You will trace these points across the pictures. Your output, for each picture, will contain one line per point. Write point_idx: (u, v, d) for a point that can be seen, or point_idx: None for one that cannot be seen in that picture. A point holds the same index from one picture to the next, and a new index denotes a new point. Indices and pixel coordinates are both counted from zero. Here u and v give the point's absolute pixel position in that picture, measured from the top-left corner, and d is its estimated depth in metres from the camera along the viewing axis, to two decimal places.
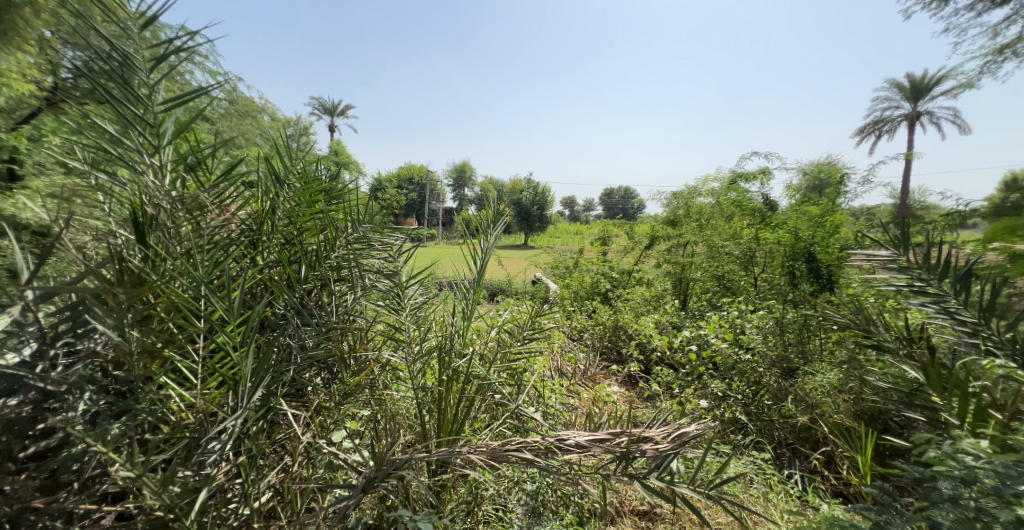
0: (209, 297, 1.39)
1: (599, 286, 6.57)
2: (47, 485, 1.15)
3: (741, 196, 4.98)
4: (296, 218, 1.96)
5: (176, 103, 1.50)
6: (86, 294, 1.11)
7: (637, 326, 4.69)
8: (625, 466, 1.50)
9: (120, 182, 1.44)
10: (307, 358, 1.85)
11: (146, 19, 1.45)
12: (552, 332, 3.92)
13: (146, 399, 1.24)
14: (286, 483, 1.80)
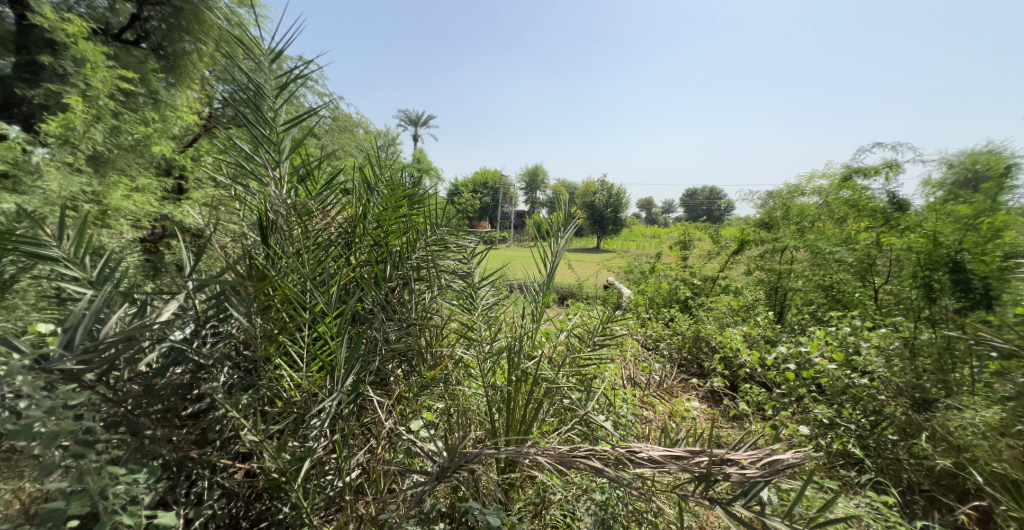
0: (313, 293, 1.69)
1: (677, 293, 6.16)
2: (199, 441, 1.47)
3: (858, 197, 4.25)
4: (384, 222, 2.10)
5: (293, 123, 1.78)
6: (227, 286, 1.48)
7: (720, 338, 4.30)
8: (705, 489, 1.35)
9: (250, 192, 1.75)
10: (389, 350, 1.93)
11: (275, 54, 1.73)
12: (624, 338, 3.77)
13: (266, 376, 1.58)
14: (371, 465, 1.93)
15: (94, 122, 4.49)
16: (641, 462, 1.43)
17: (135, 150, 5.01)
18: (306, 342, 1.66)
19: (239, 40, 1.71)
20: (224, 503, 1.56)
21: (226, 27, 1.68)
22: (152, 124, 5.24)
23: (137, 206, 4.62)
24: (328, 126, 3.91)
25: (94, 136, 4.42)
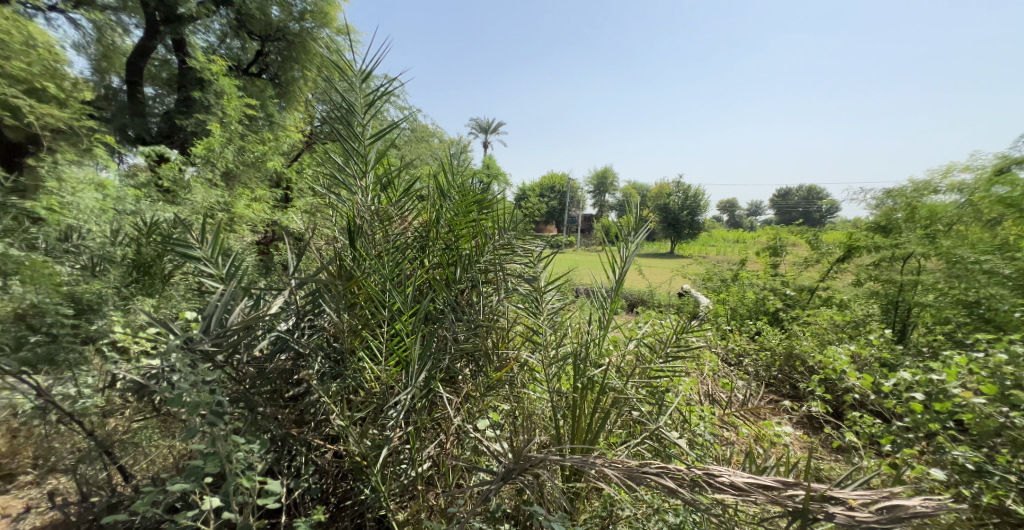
0: (392, 294, 1.86)
1: (766, 304, 5.54)
2: (297, 420, 1.85)
3: (1020, 193, 3.55)
4: (455, 227, 2.06)
5: (378, 137, 1.94)
6: (320, 286, 1.79)
7: (820, 358, 3.77)
8: (800, 527, 1.22)
9: (341, 200, 1.97)
10: (458, 350, 1.96)
11: (365, 74, 1.90)
12: (704, 351, 3.47)
13: (351, 368, 1.82)
14: (440, 457, 1.96)
15: (226, 144, 5.49)
16: (721, 488, 1.30)
17: (255, 166, 5.91)
18: (384, 335, 1.84)
19: (337, 66, 1.92)
20: (317, 478, 1.91)
21: (327, 54, 1.89)
22: (269, 143, 6.20)
23: (256, 214, 5.36)
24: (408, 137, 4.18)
25: (227, 155, 5.40)
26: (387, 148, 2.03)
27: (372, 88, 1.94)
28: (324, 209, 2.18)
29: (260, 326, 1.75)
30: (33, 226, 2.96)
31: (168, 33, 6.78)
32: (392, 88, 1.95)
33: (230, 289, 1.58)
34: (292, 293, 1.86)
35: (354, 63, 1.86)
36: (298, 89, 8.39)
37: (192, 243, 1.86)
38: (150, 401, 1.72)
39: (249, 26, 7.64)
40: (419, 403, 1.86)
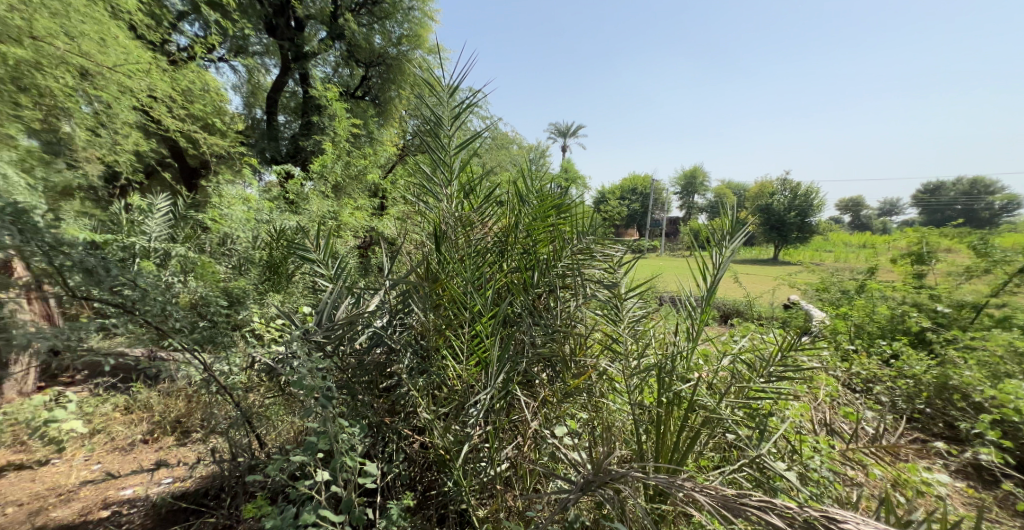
0: (473, 298, 1.89)
1: (907, 322, 4.44)
2: (389, 409, 2.00)
3: None
4: (533, 231, 2.06)
5: (462, 146, 1.98)
6: (409, 287, 1.90)
7: (999, 392, 3.03)
8: None
9: (428, 207, 2.06)
10: (536, 355, 1.92)
11: (452, 87, 1.96)
12: (814, 374, 2.85)
13: (435, 364, 1.92)
14: (519, 460, 1.93)
15: (337, 160, 6.35)
16: None
17: (358, 178, 6.70)
18: (465, 334, 1.87)
19: (427, 82, 2.01)
20: (407, 466, 2.04)
21: (422, 72, 1.99)
22: (369, 158, 6.99)
23: (359, 221, 5.84)
24: (494, 143, 4.27)
25: (337, 170, 6.22)
26: (471, 155, 2.07)
27: (459, 101, 2.00)
28: (414, 216, 2.29)
29: (357, 323, 1.91)
30: (199, 234, 3.61)
31: (296, 68, 8.30)
32: (476, 99, 1.99)
33: (336, 289, 1.87)
34: (387, 292, 1.98)
35: (442, 79, 1.93)
36: (395, 107, 9.51)
37: (309, 246, 2.12)
38: (280, 380, 1.99)
39: (356, 56, 8.88)
40: (498, 404, 1.88)
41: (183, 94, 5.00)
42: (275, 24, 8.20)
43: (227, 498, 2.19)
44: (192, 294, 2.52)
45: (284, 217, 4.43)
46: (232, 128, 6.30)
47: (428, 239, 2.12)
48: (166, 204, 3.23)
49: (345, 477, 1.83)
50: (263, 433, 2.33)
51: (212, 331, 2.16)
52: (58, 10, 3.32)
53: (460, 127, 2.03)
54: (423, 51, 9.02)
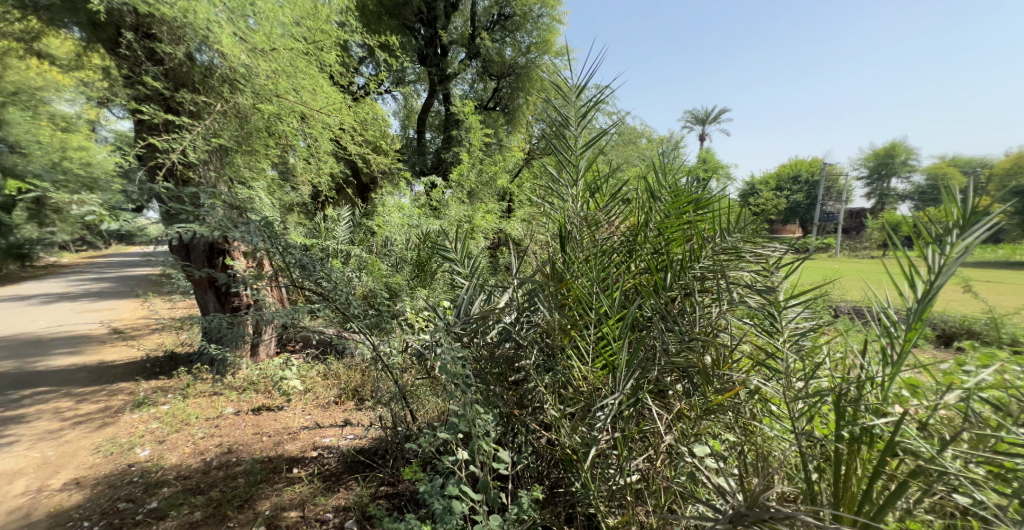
0: (598, 298, 1.79)
1: None
2: (518, 403, 2.02)
3: None
4: (666, 230, 1.84)
5: (588, 145, 1.89)
6: (535, 285, 1.88)
7: None
8: None
9: (553, 208, 2.03)
10: (670, 363, 1.72)
11: (579, 86, 1.89)
12: None
13: (562, 362, 1.86)
14: (651, 473, 1.79)
15: (471, 170, 6.88)
16: None
17: (489, 184, 7.11)
18: (591, 336, 1.78)
19: (555, 85, 1.99)
20: (535, 459, 2.08)
21: (550, 75, 1.97)
22: (499, 165, 7.39)
23: (490, 224, 6.09)
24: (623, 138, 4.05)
25: (471, 178, 6.74)
26: (599, 153, 1.96)
27: (585, 99, 1.92)
28: (539, 217, 2.27)
29: (486, 319, 1.97)
30: (368, 236, 4.18)
31: (441, 89, 9.19)
32: (605, 94, 1.89)
33: (471, 285, 1.98)
34: (515, 289, 2.00)
35: (569, 79, 1.87)
36: (523, 113, 9.90)
37: (450, 247, 2.25)
38: (428, 366, 2.36)
39: (489, 71, 9.46)
40: (628, 410, 1.74)
41: (362, 124, 5.96)
42: (426, 54, 9.20)
43: (391, 460, 2.75)
44: (364, 289, 2.82)
45: (430, 222, 4.83)
46: (391, 148, 7.42)
47: (552, 239, 2.09)
48: (347, 215, 3.66)
49: (481, 459, 1.96)
50: (416, 407, 2.72)
51: (377, 319, 2.55)
52: (291, 73, 4.55)
53: (586, 126, 1.95)
54: (550, 56, 9.13)
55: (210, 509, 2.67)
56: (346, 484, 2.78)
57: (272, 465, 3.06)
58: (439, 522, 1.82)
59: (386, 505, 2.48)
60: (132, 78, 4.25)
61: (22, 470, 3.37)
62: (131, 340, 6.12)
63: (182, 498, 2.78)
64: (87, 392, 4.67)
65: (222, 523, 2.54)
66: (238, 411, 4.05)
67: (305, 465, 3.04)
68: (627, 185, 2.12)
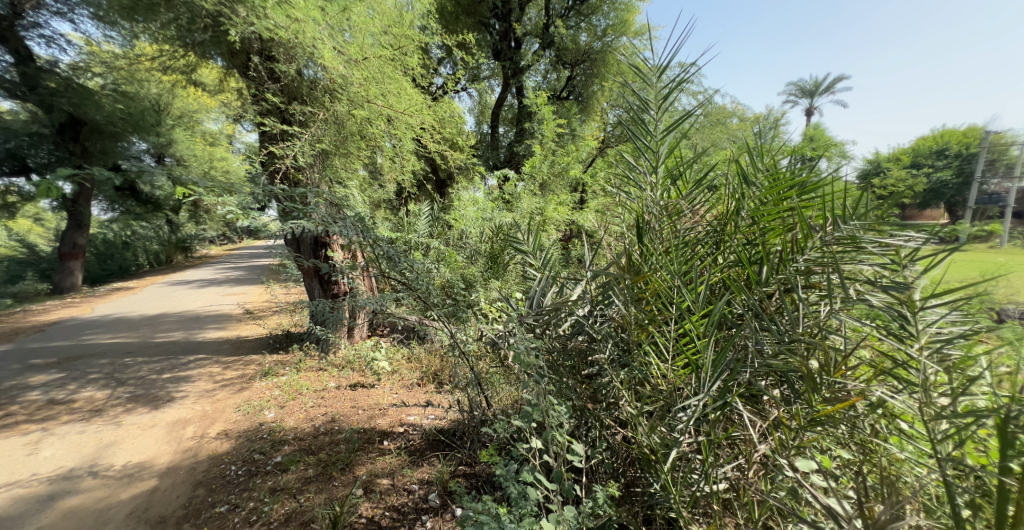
0: (680, 292, 1.63)
1: None
2: (591, 397, 1.93)
3: None
4: (762, 218, 1.63)
5: (672, 128, 1.70)
6: (610, 279, 1.74)
7: None
8: None
9: (630, 197, 1.88)
10: (765, 365, 1.54)
11: (661, 67, 1.69)
12: None
13: (638, 359, 1.73)
14: (740, 483, 1.62)
15: (545, 161, 6.83)
16: None
17: (561, 175, 7.03)
18: (671, 333, 1.63)
19: (633, 68, 1.81)
20: (609, 454, 2.00)
21: (628, 58, 1.81)
22: (572, 155, 7.24)
23: (562, 216, 6.00)
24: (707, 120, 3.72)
25: (544, 169, 6.67)
26: (683, 136, 1.76)
27: (666, 82, 1.72)
28: (614, 207, 2.12)
29: (559, 312, 1.87)
30: (446, 229, 4.29)
31: (514, 83, 9.23)
32: (693, 72, 1.69)
33: (543, 276, 1.91)
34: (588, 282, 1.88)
35: (649, 59, 1.69)
36: (597, 100, 9.64)
37: (522, 239, 2.19)
38: (502, 355, 2.35)
39: (563, 59, 9.31)
40: (713, 413, 1.59)
41: (440, 122, 6.16)
42: (499, 49, 9.25)
43: (469, 441, 2.80)
44: (442, 278, 2.83)
45: (503, 215, 4.86)
46: (467, 144, 7.60)
47: (628, 231, 1.94)
48: (427, 209, 3.73)
49: (555, 450, 1.93)
50: (492, 393, 2.75)
51: (454, 309, 2.63)
52: (379, 78, 4.87)
53: (668, 109, 1.75)
54: (628, 37, 8.70)
55: (319, 468, 2.95)
56: (428, 459, 2.89)
57: (367, 436, 3.28)
58: (515, 506, 1.83)
59: (465, 483, 2.53)
60: (256, 96, 4.86)
61: (189, 419, 3.96)
62: (258, 319, 7.02)
63: (300, 455, 3.09)
64: (230, 360, 5.39)
65: (329, 481, 2.79)
66: (339, 386, 4.39)
67: (394, 439, 3.21)
68: (716, 170, 1.91)
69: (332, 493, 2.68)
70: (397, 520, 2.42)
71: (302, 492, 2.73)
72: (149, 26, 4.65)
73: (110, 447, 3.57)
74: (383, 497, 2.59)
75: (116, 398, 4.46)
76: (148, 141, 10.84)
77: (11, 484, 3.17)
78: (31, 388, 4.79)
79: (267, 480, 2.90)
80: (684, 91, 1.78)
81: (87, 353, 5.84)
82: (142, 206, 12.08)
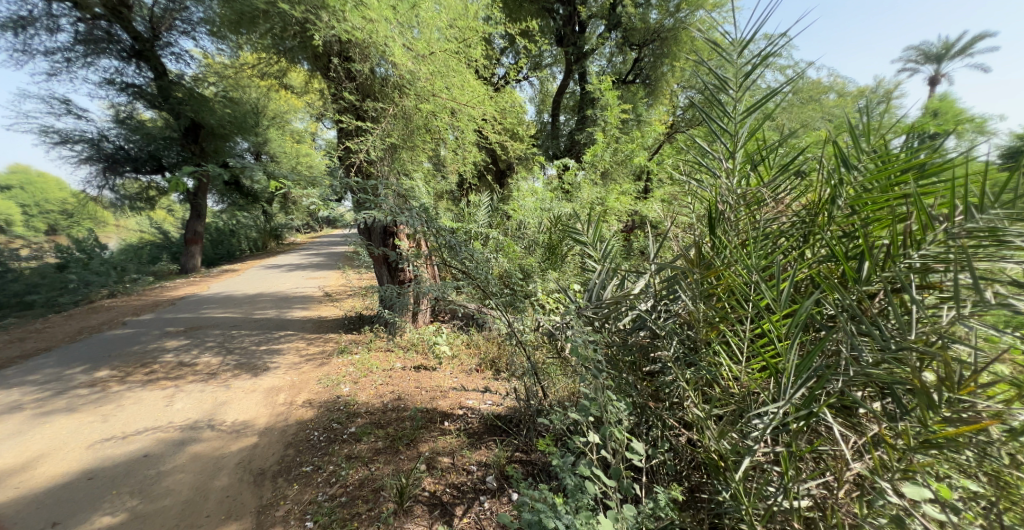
0: (761, 288, 1.59)
1: None
2: (653, 396, 2.02)
3: None
4: (865, 207, 1.55)
5: (752, 110, 1.65)
6: (678, 273, 1.78)
7: None
8: None
9: (704, 185, 1.86)
10: (864, 375, 1.42)
11: (741, 42, 1.64)
12: None
13: (706, 358, 1.77)
14: (828, 503, 1.55)
15: (608, 149, 6.76)
16: None
17: (624, 163, 6.94)
18: (747, 334, 1.64)
19: (711, 44, 1.78)
20: (672, 456, 2.06)
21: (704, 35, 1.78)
22: (637, 141, 7.12)
23: (624, 206, 5.94)
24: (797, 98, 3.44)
25: (606, 158, 6.59)
26: (766, 120, 1.71)
27: (749, 57, 1.67)
28: (682, 197, 2.16)
29: (620, 307, 1.94)
30: (506, 219, 4.39)
31: (578, 69, 9.18)
32: (780, 46, 1.60)
33: (603, 270, 1.99)
34: (651, 276, 1.94)
35: (730, 35, 1.64)
36: (665, 82, 9.29)
37: (581, 230, 2.29)
38: (559, 346, 2.45)
39: (630, 40, 9.04)
40: (795, 424, 1.56)
41: (501, 113, 6.31)
42: (563, 34, 9.23)
43: (524, 430, 2.95)
44: (500, 268, 2.96)
45: (562, 205, 4.90)
46: (527, 135, 7.75)
47: (699, 222, 1.96)
48: (487, 200, 3.87)
49: (614, 447, 2.01)
50: (549, 385, 2.87)
51: (511, 299, 2.77)
52: (444, 72, 5.10)
53: (748, 87, 1.70)
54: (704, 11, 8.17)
55: (387, 441, 3.23)
56: (486, 443, 3.07)
57: (430, 416, 3.55)
58: (571, 498, 1.91)
59: (522, 469, 2.66)
60: (335, 95, 5.25)
61: (280, 387, 4.48)
62: (336, 301, 7.66)
63: (371, 428, 3.41)
64: (313, 337, 5.99)
65: (396, 455, 3.07)
66: (404, 367, 4.73)
67: (454, 421, 3.44)
68: (806, 153, 1.83)
69: (398, 466, 2.94)
70: (456, 497, 2.59)
71: (373, 461, 3.01)
72: (251, 37, 5.26)
73: (222, 406, 4.13)
74: (444, 475, 2.78)
75: (226, 364, 5.13)
76: (248, 140, 12.09)
77: (154, 428, 3.76)
78: (166, 350, 5.63)
79: (342, 448, 3.23)
80: (769, 67, 1.72)
81: (206, 324, 6.75)
82: (244, 198, 13.54)
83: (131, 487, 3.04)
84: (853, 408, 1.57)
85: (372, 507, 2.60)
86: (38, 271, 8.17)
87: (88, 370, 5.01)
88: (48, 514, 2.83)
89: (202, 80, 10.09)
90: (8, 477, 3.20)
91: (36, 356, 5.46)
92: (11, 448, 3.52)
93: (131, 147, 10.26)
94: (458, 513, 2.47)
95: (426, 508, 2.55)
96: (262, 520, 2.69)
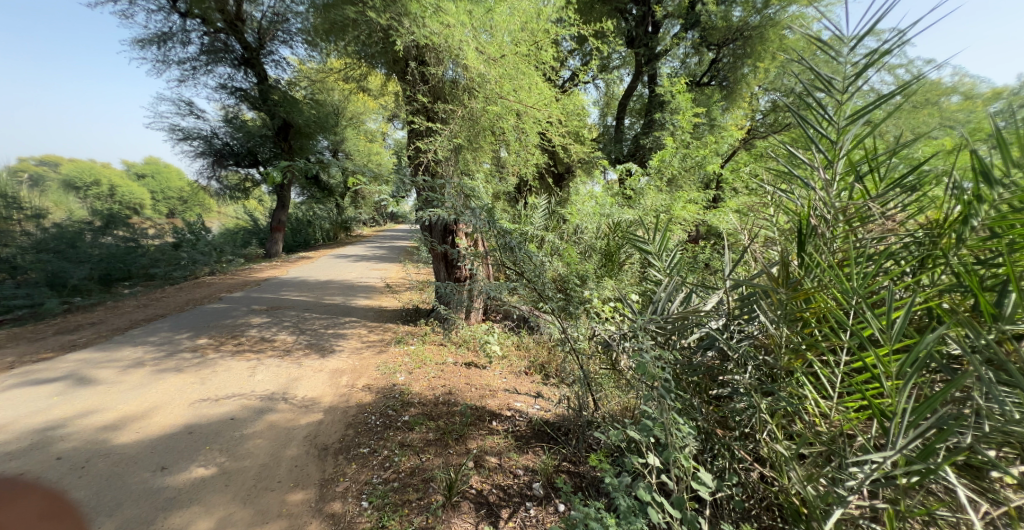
0: (865, 314, 1.53)
1: None
2: (722, 422, 2.06)
3: None
4: (1014, 229, 1.39)
5: (858, 115, 1.63)
6: (759, 291, 1.81)
7: None
8: None
9: (796, 197, 1.85)
10: (1002, 432, 1.32)
11: (848, 40, 1.66)
12: None
13: (787, 388, 1.78)
14: None
15: (679, 153, 6.64)
16: None
17: (693, 169, 6.79)
18: (843, 366, 1.62)
19: (815, 44, 1.79)
20: (741, 492, 2.02)
21: (804, 33, 1.77)
22: (709, 147, 6.97)
23: (690, 214, 5.83)
24: (914, 103, 3.09)
25: (674, 164, 6.45)
26: (873, 127, 1.67)
27: (855, 57, 1.66)
28: (764, 208, 2.14)
29: (689, 324, 2.01)
30: (562, 223, 4.42)
31: (648, 70, 9.10)
32: (897, 43, 1.57)
33: (671, 284, 2.07)
34: (727, 294, 2.01)
35: (836, 33, 1.67)
36: (745, 84, 8.90)
37: (646, 239, 2.33)
38: (613, 359, 2.51)
39: (710, 40, 8.76)
40: (905, 479, 1.45)
41: (566, 115, 6.43)
42: (635, 35, 9.16)
43: (573, 440, 3.00)
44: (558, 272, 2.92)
45: (621, 210, 4.88)
46: (590, 138, 7.79)
47: (784, 235, 1.94)
48: (545, 203, 3.95)
49: (677, 474, 1.96)
50: (601, 397, 2.87)
51: (564, 304, 2.76)
52: (514, 75, 5.28)
53: (853, 92, 1.69)
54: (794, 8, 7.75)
55: (438, 434, 3.41)
56: (533, 448, 3.15)
57: (479, 413, 3.70)
58: (623, 519, 1.91)
59: (571, 480, 2.69)
60: (409, 96, 5.48)
61: (344, 369, 4.84)
62: (396, 293, 8.08)
63: (423, 418, 3.62)
64: (374, 325, 6.39)
65: (446, 448, 3.23)
66: (456, 362, 4.95)
67: (502, 421, 3.57)
68: (927, 164, 1.78)
69: (448, 458, 3.10)
70: (503, 499, 2.69)
71: (423, 452, 3.20)
72: (338, 44, 5.73)
73: (294, 381, 4.52)
74: (491, 474, 2.89)
75: (298, 342, 5.64)
76: (328, 139, 13.03)
77: (239, 395, 4.18)
78: (249, 325, 6.25)
79: (396, 434, 3.47)
80: (879, 67, 1.68)
81: (283, 305, 7.41)
82: (321, 191, 14.60)
83: (220, 445, 3.39)
84: (983, 471, 1.45)
85: (421, 497, 2.77)
86: (160, 248, 9.39)
87: (191, 336, 5.71)
88: (155, 459, 3.20)
89: (295, 84, 11.31)
90: (130, 422, 3.69)
91: (154, 321, 6.29)
92: (132, 398, 4.09)
93: (234, 143, 11.49)
94: (504, 516, 2.56)
95: (472, 505, 2.67)
96: (324, 492, 2.92)
